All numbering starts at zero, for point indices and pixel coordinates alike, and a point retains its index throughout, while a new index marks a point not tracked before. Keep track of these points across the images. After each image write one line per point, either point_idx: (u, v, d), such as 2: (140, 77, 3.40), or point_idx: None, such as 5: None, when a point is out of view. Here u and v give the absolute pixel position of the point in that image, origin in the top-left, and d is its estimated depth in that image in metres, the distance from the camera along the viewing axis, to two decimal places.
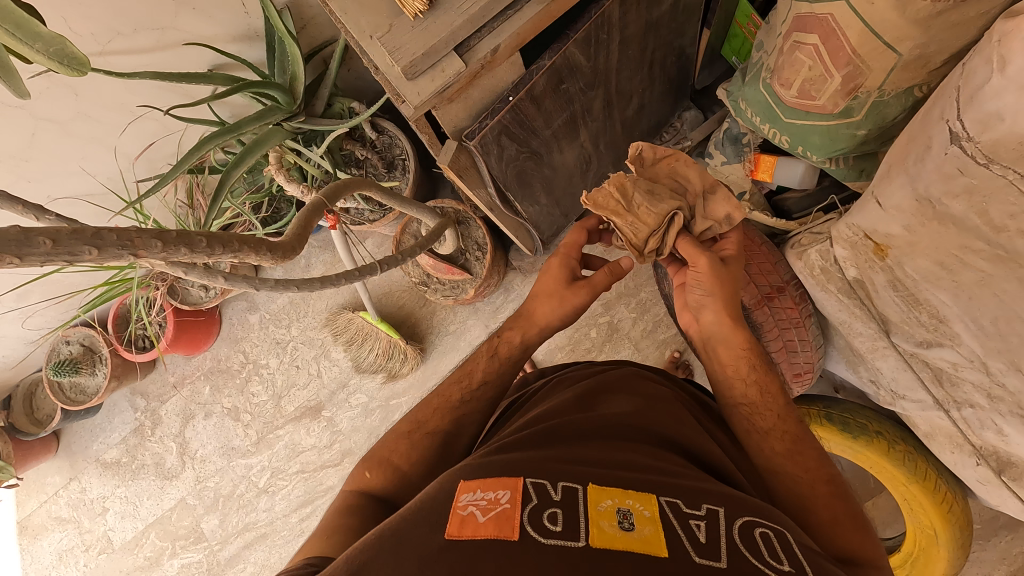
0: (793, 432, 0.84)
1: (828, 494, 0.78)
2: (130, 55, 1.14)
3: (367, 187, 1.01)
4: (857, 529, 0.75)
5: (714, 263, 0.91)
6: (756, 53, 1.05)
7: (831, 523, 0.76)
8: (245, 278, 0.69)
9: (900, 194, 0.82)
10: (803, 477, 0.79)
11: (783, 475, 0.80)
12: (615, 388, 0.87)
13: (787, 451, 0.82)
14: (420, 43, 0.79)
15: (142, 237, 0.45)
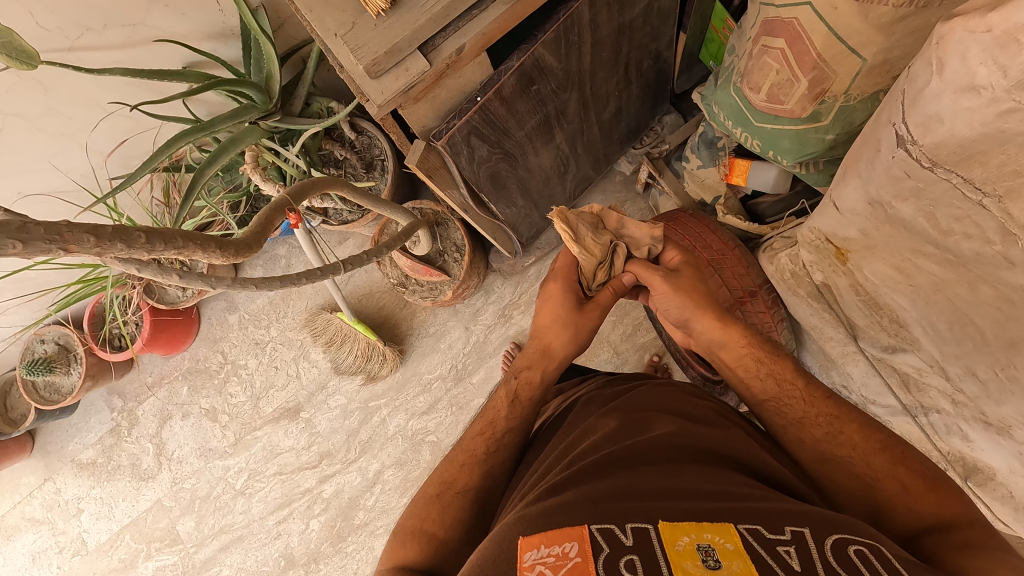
0: (830, 414, 0.82)
1: (888, 468, 0.76)
2: (101, 51, 1.14)
3: (337, 187, 1.00)
4: (929, 495, 0.72)
5: (669, 281, 0.98)
6: (728, 57, 1.05)
7: (893, 498, 0.74)
8: (201, 276, 0.67)
9: (854, 197, 0.80)
10: (855, 455, 0.78)
11: (837, 461, 0.78)
12: (654, 411, 0.86)
13: (828, 435, 0.80)
14: (383, 41, 0.78)
15: (73, 232, 0.44)
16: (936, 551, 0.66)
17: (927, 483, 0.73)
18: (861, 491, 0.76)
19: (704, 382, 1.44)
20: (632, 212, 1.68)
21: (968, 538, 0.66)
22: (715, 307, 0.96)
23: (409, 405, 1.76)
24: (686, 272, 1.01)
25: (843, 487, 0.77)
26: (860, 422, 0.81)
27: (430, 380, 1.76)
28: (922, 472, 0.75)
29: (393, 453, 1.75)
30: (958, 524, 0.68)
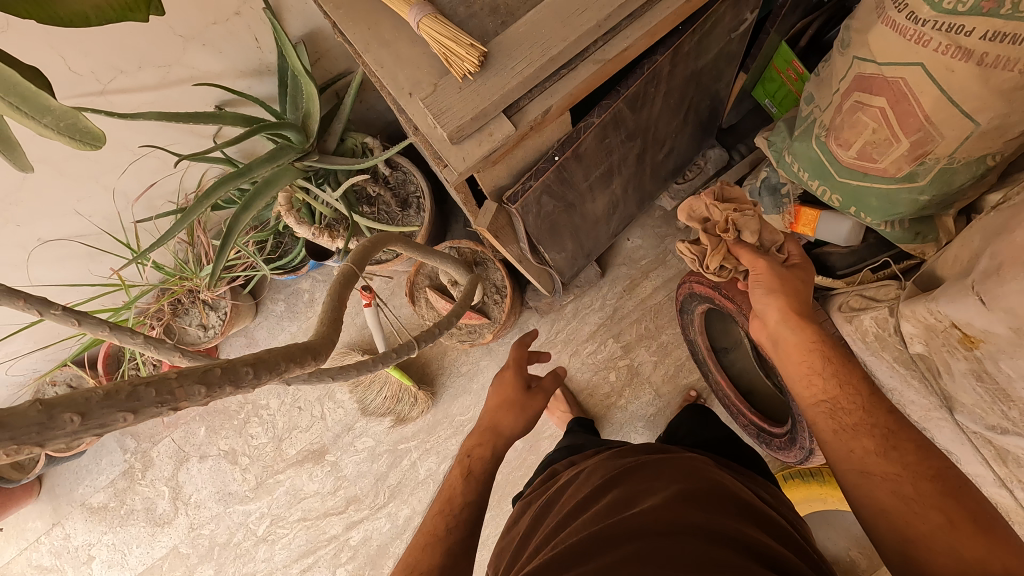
0: (884, 431, 0.74)
1: (930, 498, 0.66)
2: (132, 93, 1.05)
3: (393, 243, 0.94)
4: (976, 534, 0.62)
5: (772, 266, 0.94)
6: (805, 106, 1.00)
7: (930, 527, 0.64)
8: None
9: (1015, 296, 0.67)
10: (901, 475, 0.69)
11: (880, 476, 0.70)
12: (654, 483, 0.76)
13: (872, 451, 0.72)
14: (468, 106, 0.71)
15: (184, 386, 0.38)
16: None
17: (978, 525, 0.63)
18: (896, 517, 0.67)
19: (757, 433, 1.38)
20: (672, 248, 1.63)
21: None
22: (808, 313, 0.90)
23: (440, 447, 1.69)
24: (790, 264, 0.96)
25: (877, 509, 0.69)
26: (911, 445, 0.71)
27: (463, 422, 1.69)
28: (977, 512, 0.64)
29: (424, 499, 1.68)
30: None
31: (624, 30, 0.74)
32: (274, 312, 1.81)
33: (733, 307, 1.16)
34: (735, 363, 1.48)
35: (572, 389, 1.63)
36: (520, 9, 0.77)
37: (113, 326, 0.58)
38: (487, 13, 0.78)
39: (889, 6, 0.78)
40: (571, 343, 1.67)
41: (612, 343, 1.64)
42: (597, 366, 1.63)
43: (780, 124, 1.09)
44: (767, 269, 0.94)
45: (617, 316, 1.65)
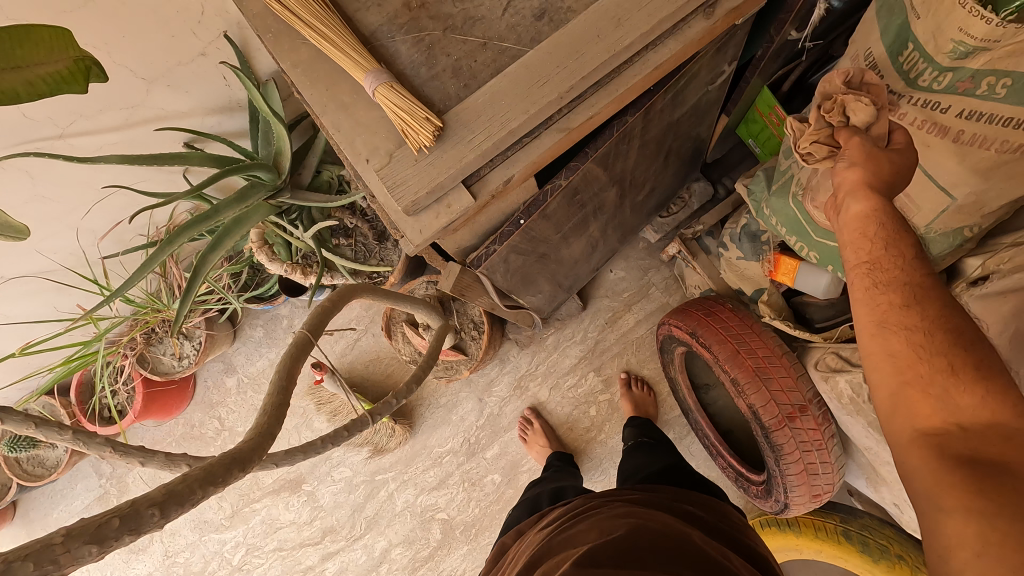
0: (912, 284, 0.57)
1: (940, 353, 0.54)
2: (95, 135, 1.02)
3: (357, 295, 0.93)
4: (978, 385, 0.52)
5: (863, 143, 0.62)
6: (784, 160, 0.97)
7: (929, 377, 0.54)
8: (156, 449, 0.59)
9: None
10: (923, 333, 0.55)
11: (897, 328, 0.56)
12: (573, 547, 0.72)
13: (892, 303, 0.57)
14: (424, 179, 0.68)
15: (72, 549, 0.35)
16: (958, 462, 0.49)
17: (984, 378, 0.52)
18: (900, 371, 0.56)
19: (735, 476, 1.36)
20: (655, 281, 1.60)
21: (999, 456, 0.49)
22: (887, 206, 0.60)
23: (418, 479, 1.67)
24: (892, 153, 0.61)
25: (882, 360, 0.57)
26: (939, 295, 0.57)
27: (441, 454, 1.67)
28: (987, 364, 0.53)
29: (400, 531, 1.67)
30: (993, 442, 0.50)
31: (589, 98, 0.71)
32: (252, 338, 1.78)
33: (709, 356, 1.14)
34: (716, 402, 1.45)
35: (551, 424, 1.61)
36: (484, 71, 0.74)
37: (38, 424, 0.56)
38: (449, 75, 0.75)
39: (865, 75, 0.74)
40: (551, 376, 1.64)
41: (594, 377, 1.62)
42: (577, 400, 1.61)
43: (759, 174, 1.07)
44: (856, 145, 0.62)
45: (598, 349, 1.62)
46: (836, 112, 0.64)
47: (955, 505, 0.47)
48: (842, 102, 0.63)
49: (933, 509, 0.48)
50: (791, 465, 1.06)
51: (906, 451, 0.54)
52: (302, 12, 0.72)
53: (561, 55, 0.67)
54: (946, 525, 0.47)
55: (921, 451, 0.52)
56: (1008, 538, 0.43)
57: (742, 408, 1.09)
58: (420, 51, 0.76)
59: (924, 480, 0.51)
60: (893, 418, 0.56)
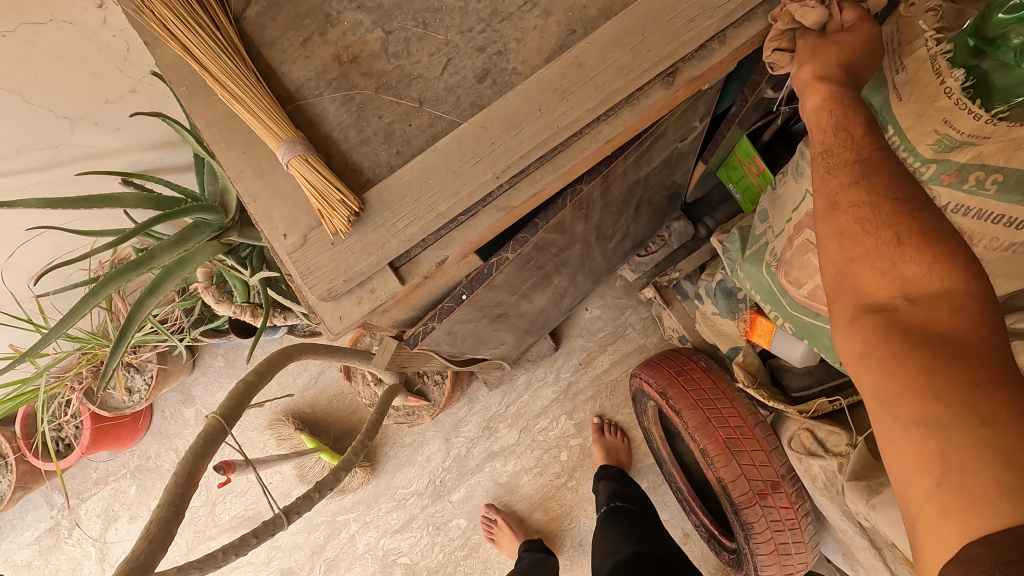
0: (863, 160, 0.54)
1: (886, 226, 0.52)
2: (14, 176, 0.95)
3: (286, 363, 0.86)
4: (923, 254, 0.50)
5: (811, 39, 0.58)
6: (759, 223, 0.90)
7: (877, 253, 0.52)
8: None
9: None
10: (870, 214, 0.53)
11: (845, 208, 0.54)
12: None
13: (839, 185, 0.55)
14: (341, 265, 0.60)
15: None
16: (906, 346, 0.48)
17: (930, 246, 0.50)
18: (848, 249, 0.54)
19: (707, 536, 1.29)
20: (632, 321, 1.53)
21: (948, 328, 0.47)
22: (845, 91, 0.56)
23: (381, 522, 1.60)
24: (841, 34, 0.56)
25: (830, 242, 0.55)
26: (887, 164, 0.54)
27: (405, 496, 1.60)
28: (936, 230, 0.50)
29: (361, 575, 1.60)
30: (940, 316, 0.48)
31: (532, 173, 0.64)
32: (212, 367, 1.71)
33: (678, 420, 1.07)
34: (689, 453, 1.37)
35: (518, 469, 1.54)
36: (419, 137, 0.67)
37: None
38: (381, 140, 0.68)
39: None
40: (522, 418, 1.57)
41: (565, 420, 1.55)
42: (547, 444, 1.54)
43: (734, 231, 0.99)
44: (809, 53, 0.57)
45: (571, 391, 1.55)
46: (786, 19, 0.59)
47: (910, 410, 0.45)
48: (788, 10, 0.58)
49: (887, 407, 0.47)
50: (762, 545, 0.99)
51: (849, 329, 0.53)
52: (213, 67, 0.64)
53: (495, 130, 0.60)
54: (903, 426, 0.46)
55: (865, 331, 0.51)
56: (959, 440, 0.42)
57: (711, 480, 1.02)
58: (349, 111, 0.68)
59: (870, 367, 0.49)
60: (839, 298, 0.55)
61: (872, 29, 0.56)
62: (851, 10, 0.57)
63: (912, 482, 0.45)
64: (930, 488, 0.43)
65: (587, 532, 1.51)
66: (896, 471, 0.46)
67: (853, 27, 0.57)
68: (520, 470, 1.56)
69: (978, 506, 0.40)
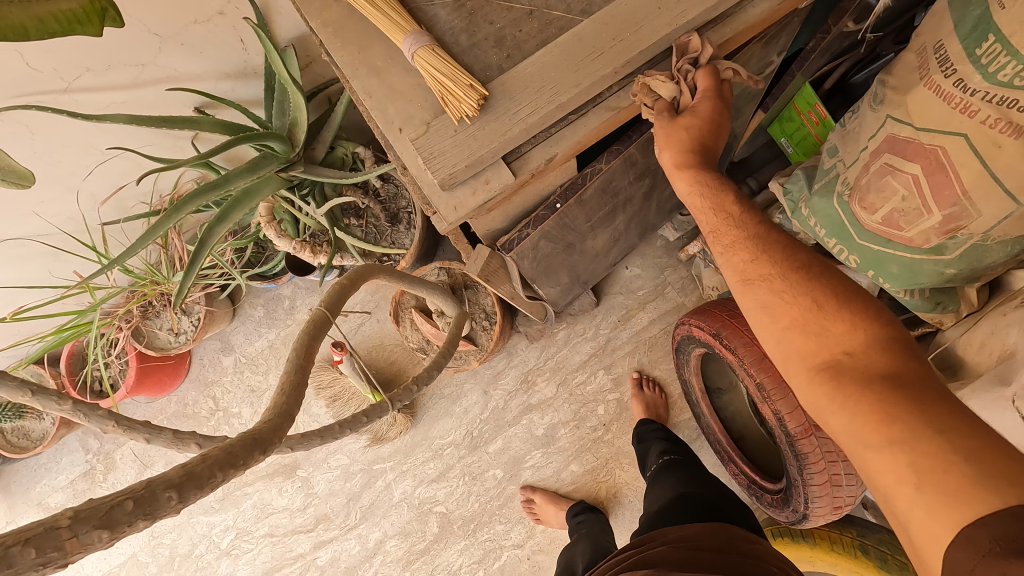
0: (758, 242, 0.71)
1: (804, 296, 0.67)
2: (101, 92, 0.97)
3: (374, 276, 0.88)
4: (838, 314, 0.64)
5: (665, 117, 0.73)
6: (828, 158, 0.93)
7: (806, 320, 0.66)
8: (143, 425, 0.54)
9: None
10: (784, 289, 0.68)
11: (762, 284, 0.70)
12: None
13: (747, 262, 0.71)
14: (463, 151, 0.63)
15: (80, 533, 0.31)
16: (851, 386, 0.59)
17: (843, 307, 0.64)
18: (782, 320, 0.68)
19: (746, 484, 1.32)
20: (672, 280, 1.56)
21: (880, 369, 0.59)
22: (706, 173, 0.73)
23: (417, 471, 1.63)
24: (686, 117, 0.72)
25: (763, 316, 0.69)
26: (786, 245, 0.71)
27: (442, 446, 1.63)
28: (843, 295, 0.65)
29: (396, 523, 1.62)
30: (872, 358, 0.60)
31: None
32: (252, 317, 1.73)
33: (733, 359, 1.10)
34: (729, 407, 1.40)
35: (556, 421, 1.57)
36: (529, 42, 0.69)
37: (35, 390, 0.52)
38: (491, 45, 0.70)
39: (934, 68, 0.71)
40: (560, 372, 1.60)
41: (603, 375, 1.58)
42: (585, 397, 1.57)
43: (796, 172, 1.01)
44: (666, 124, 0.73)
45: (609, 347, 1.58)
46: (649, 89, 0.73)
47: (878, 432, 0.55)
48: (643, 84, 0.71)
49: (859, 439, 0.56)
50: (815, 476, 1.03)
51: (810, 382, 0.64)
52: None
53: (616, 27, 0.63)
54: (876, 449, 0.55)
55: (821, 381, 0.62)
56: (920, 449, 0.51)
57: (767, 413, 1.06)
58: (460, 17, 0.71)
59: (835, 410, 0.60)
60: (791, 360, 0.67)
61: (710, 106, 0.72)
62: (699, 84, 0.72)
63: (898, 495, 0.52)
64: (912, 495, 0.51)
65: (622, 484, 1.55)
66: (881, 491, 0.54)
67: (697, 106, 0.72)
68: (557, 424, 1.59)
69: (953, 497, 0.48)
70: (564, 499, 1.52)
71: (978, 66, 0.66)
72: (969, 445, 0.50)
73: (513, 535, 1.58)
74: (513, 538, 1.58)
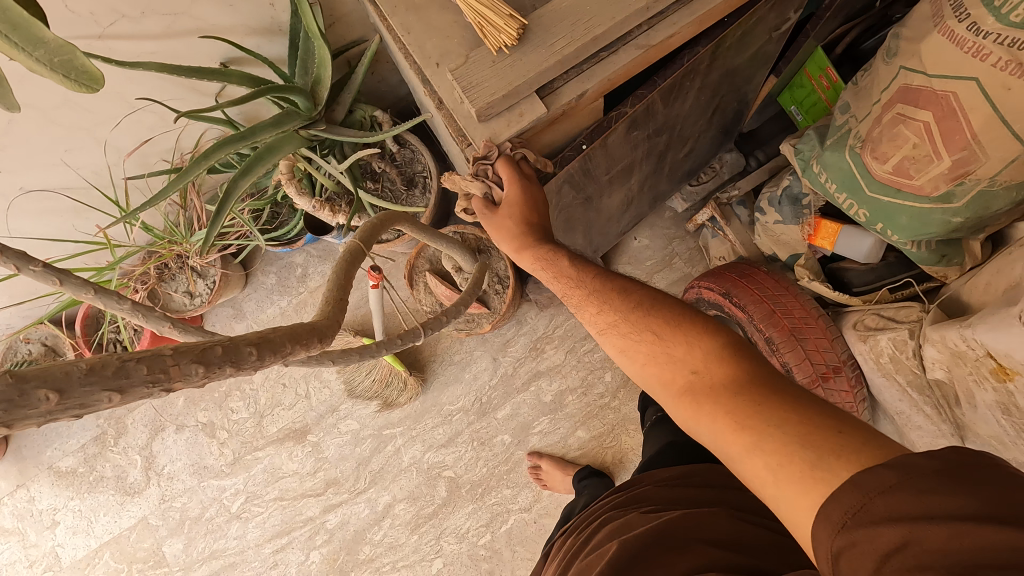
0: (603, 287, 0.77)
1: (648, 331, 0.70)
2: (133, 41, 1.00)
3: (400, 222, 0.89)
4: (676, 338, 0.68)
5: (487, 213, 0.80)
6: (839, 115, 0.96)
7: (655, 352, 0.69)
8: (201, 329, 0.57)
9: None
10: (630, 326, 0.72)
11: (613, 330, 0.73)
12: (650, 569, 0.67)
13: (597, 315, 0.75)
14: (500, 82, 0.67)
15: (180, 365, 0.38)
16: (705, 407, 0.61)
17: (678, 331, 0.68)
18: (637, 359, 0.70)
19: None
20: (679, 251, 1.59)
21: (724, 380, 0.62)
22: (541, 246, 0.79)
23: (427, 436, 1.65)
24: (504, 208, 0.78)
25: (623, 357, 0.72)
26: (625, 288, 0.75)
27: (452, 412, 1.65)
28: (677, 320, 0.70)
29: (405, 487, 1.64)
30: (713, 372, 0.63)
31: (671, 15, 0.70)
32: (264, 285, 1.74)
33: (741, 317, 1.13)
34: None
35: (565, 388, 1.60)
36: None
37: (98, 289, 0.54)
38: None
39: (948, 15, 0.75)
40: (569, 340, 1.63)
41: None
42: (593, 364, 1.61)
43: (808, 132, 1.04)
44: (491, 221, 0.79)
45: None
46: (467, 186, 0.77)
47: (738, 442, 0.56)
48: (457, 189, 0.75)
49: (727, 451, 0.58)
50: None
51: (676, 412, 0.65)
52: None
53: None
54: (739, 457, 0.56)
55: (683, 406, 0.64)
56: (770, 446, 0.54)
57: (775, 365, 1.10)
58: None
59: (700, 430, 0.61)
60: (656, 391, 0.69)
61: (518, 192, 0.76)
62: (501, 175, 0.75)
63: (768, 494, 0.53)
64: (777, 492, 0.52)
65: (629, 450, 1.58)
66: (756, 494, 0.55)
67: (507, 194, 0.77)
68: (565, 391, 1.62)
69: (804, 481, 0.50)
70: (571, 463, 1.54)
71: (992, 9, 0.69)
72: (809, 431, 0.53)
73: (520, 499, 1.60)
74: (520, 502, 1.60)
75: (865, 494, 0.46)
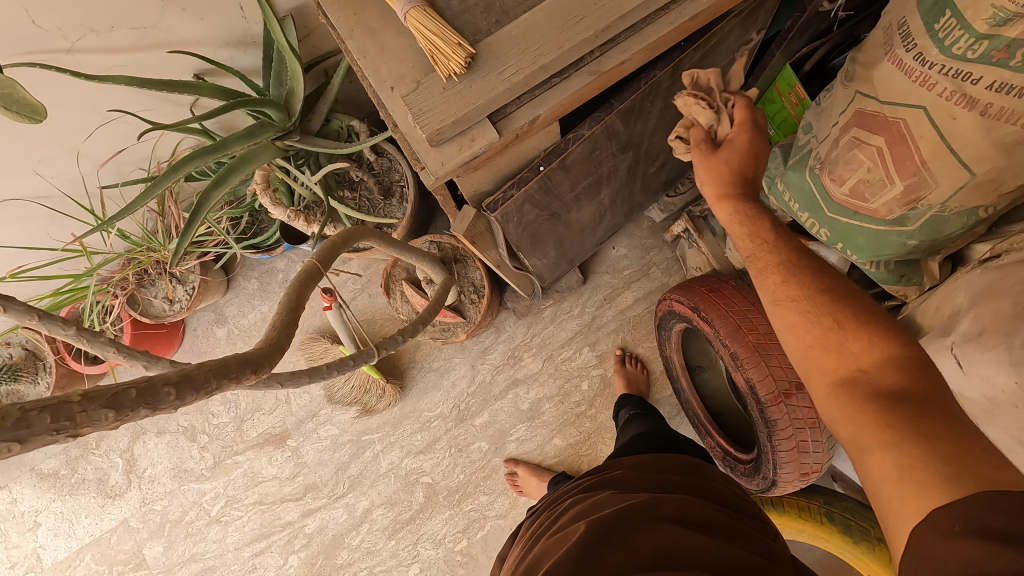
0: (784, 262, 0.75)
1: (826, 316, 0.68)
2: (104, 54, 1.00)
3: (364, 238, 0.90)
4: (857, 332, 0.65)
5: (704, 149, 0.82)
6: (801, 135, 0.97)
7: (826, 336, 0.67)
8: (147, 354, 0.58)
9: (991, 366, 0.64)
10: (805, 309, 0.70)
11: (788, 302, 0.72)
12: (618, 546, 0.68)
13: (778, 284, 0.74)
14: (451, 108, 0.68)
15: (88, 411, 0.39)
16: (859, 399, 0.60)
17: (864, 324, 0.65)
18: (803, 338, 0.69)
19: (722, 455, 1.36)
20: (656, 261, 1.60)
21: (892, 386, 0.59)
22: (745, 206, 0.80)
23: (405, 442, 1.67)
24: (726, 151, 0.81)
25: (788, 333, 0.71)
26: (817, 273, 0.72)
27: (430, 418, 1.67)
28: (864, 314, 0.66)
29: (383, 492, 1.66)
30: (886, 375, 0.60)
31: (622, 42, 0.71)
32: (245, 290, 1.75)
33: (709, 330, 1.15)
34: (708, 383, 1.43)
35: (542, 396, 1.61)
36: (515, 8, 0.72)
37: (41, 315, 0.55)
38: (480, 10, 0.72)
39: (898, 44, 0.75)
40: (547, 348, 1.64)
41: (588, 351, 1.62)
42: (570, 373, 1.62)
43: (774, 150, 1.04)
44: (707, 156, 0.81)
45: (595, 324, 1.63)
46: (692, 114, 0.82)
47: (874, 437, 0.56)
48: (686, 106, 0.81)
49: (859, 439, 0.58)
50: (784, 441, 1.08)
51: (826, 397, 0.65)
52: None
53: None
54: (869, 449, 0.56)
55: (838, 395, 0.63)
56: (907, 449, 0.53)
57: (741, 382, 1.10)
58: None
59: (846, 415, 0.61)
60: (812, 373, 0.68)
61: (747, 136, 0.80)
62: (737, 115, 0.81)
63: (883, 490, 0.54)
64: (892, 489, 0.53)
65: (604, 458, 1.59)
66: (870, 486, 0.56)
67: (735, 137, 0.81)
68: (542, 399, 1.63)
69: (924, 485, 0.50)
70: (546, 471, 1.55)
71: (936, 40, 0.70)
72: (957, 449, 0.51)
73: (496, 506, 1.61)
74: (496, 509, 1.62)
75: (984, 514, 0.46)
